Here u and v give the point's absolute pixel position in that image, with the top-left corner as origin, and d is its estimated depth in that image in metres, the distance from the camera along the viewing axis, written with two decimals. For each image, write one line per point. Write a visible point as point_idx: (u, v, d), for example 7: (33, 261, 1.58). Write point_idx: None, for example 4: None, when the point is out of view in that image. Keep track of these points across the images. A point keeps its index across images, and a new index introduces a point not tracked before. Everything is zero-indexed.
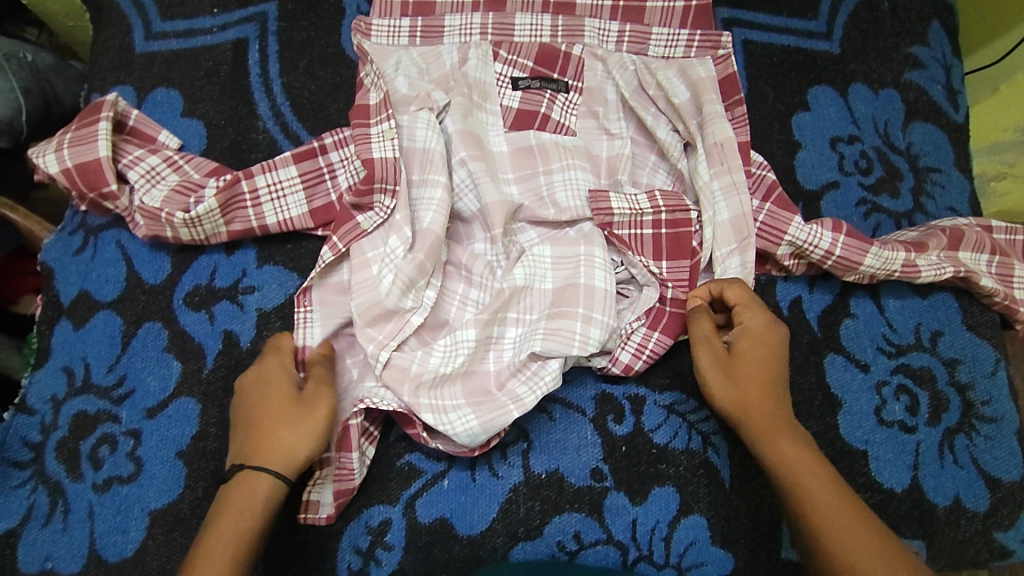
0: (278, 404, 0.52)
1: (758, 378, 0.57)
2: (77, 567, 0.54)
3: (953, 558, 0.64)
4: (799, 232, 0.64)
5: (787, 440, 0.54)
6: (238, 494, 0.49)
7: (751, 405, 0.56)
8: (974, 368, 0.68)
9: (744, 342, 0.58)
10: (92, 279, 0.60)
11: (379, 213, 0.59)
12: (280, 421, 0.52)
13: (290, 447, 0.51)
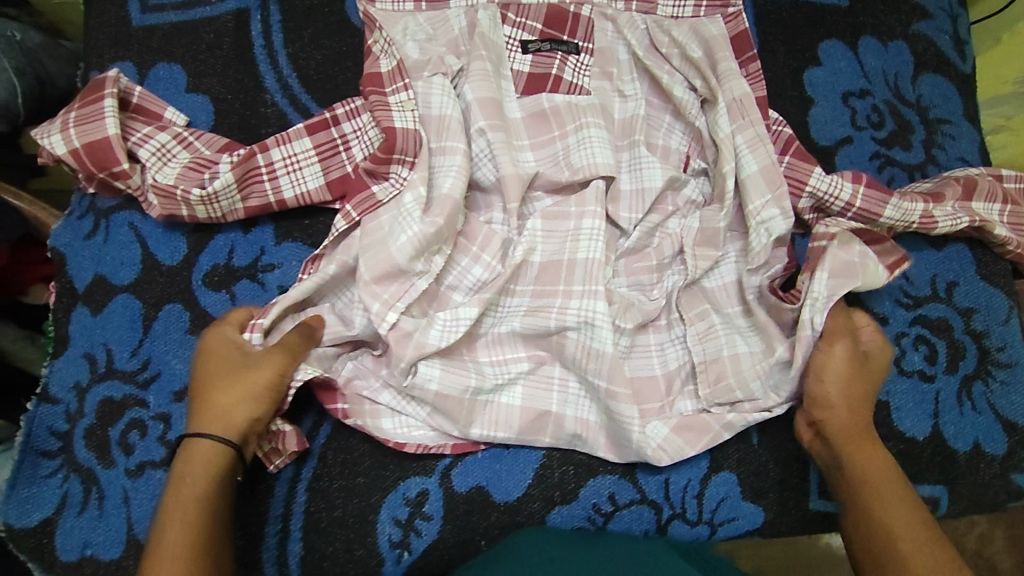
0: (220, 365, 0.53)
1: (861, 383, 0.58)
2: (116, 554, 0.53)
3: (973, 501, 0.66)
4: (819, 183, 0.64)
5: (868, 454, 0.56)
6: (184, 477, 0.49)
7: (841, 414, 0.57)
8: (988, 316, 0.70)
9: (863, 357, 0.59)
10: (107, 263, 0.59)
11: (394, 183, 0.58)
12: (224, 390, 0.52)
13: (234, 409, 0.51)
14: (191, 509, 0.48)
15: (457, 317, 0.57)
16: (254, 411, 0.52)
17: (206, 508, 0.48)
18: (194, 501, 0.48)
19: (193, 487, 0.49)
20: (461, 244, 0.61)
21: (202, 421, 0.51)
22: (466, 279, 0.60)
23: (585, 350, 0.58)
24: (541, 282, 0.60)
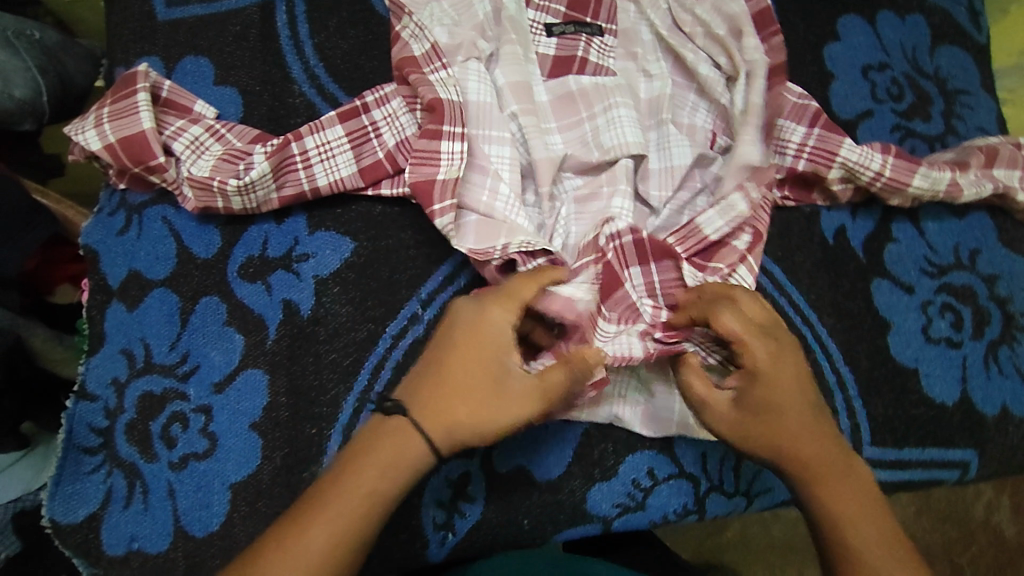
0: (481, 374, 0.49)
1: (798, 413, 0.52)
2: (164, 546, 0.53)
3: (1003, 464, 0.67)
4: (850, 154, 0.64)
5: (837, 482, 0.53)
6: (367, 465, 0.47)
7: (797, 453, 0.53)
8: (1012, 282, 0.70)
9: (765, 386, 0.52)
10: (141, 258, 0.58)
11: (450, 155, 0.58)
12: (461, 394, 0.48)
13: (464, 417, 0.48)
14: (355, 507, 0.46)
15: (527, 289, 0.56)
16: (502, 423, 0.49)
17: (375, 506, 0.47)
18: (365, 497, 0.47)
19: (370, 477, 0.47)
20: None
21: (422, 411, 0.48)
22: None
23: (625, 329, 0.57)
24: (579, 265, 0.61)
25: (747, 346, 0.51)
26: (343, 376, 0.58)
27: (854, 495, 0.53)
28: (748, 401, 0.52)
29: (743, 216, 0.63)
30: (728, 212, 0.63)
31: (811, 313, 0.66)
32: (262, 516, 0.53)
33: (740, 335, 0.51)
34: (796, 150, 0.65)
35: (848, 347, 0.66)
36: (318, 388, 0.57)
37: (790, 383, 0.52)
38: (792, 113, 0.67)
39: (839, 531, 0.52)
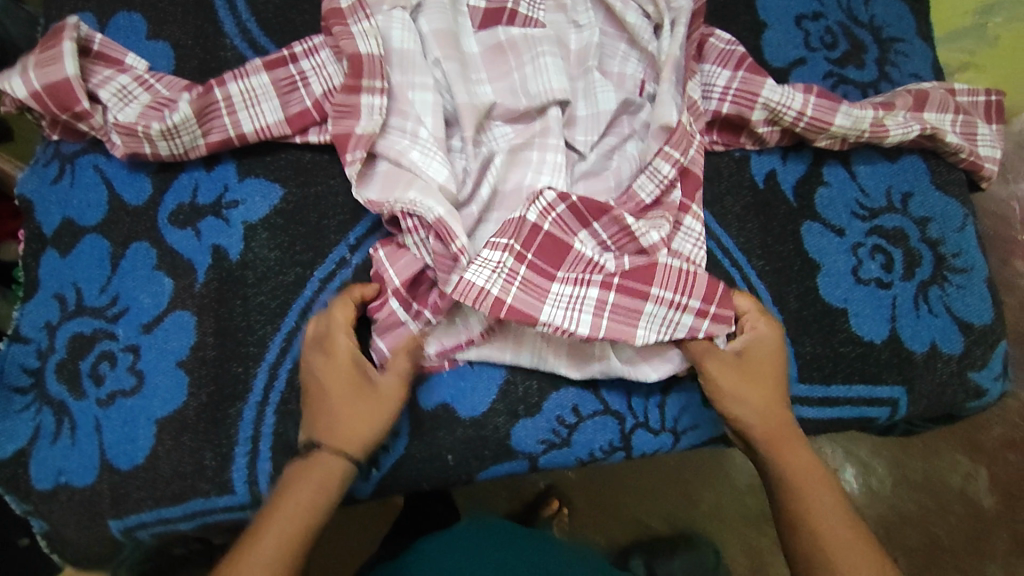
0: (343, 385, 0.55)
1: (771, 384, 0.60)
2: (91, 479, 0.55)
3: (932, 401, 0.68)
4: (771, 94, 0.65)
5: (798, 453, 0.59)
6: (301, 489, 0.52)
7: (763, 417, 0.59)
8: (944, 224, 0.71)
9: (749, 351, 0.60)
10: (73, 206, 0.59)
11: (372, 108, 0.59)
12: (344, 399, 0.55)
13: (357, 424, 0.54)
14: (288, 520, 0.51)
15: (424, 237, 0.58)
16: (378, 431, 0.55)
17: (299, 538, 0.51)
18: (303, 511, 0.51)
19: (299, 504, 0.52)
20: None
21: (324, 437, 0.54)
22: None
23: (577, 303, 0.57)
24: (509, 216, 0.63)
25: (758, 328, 0.61)
26: (270, 317, 0.60)
27: (813, 473, 0.58)
28: (732, 369, 0.59)
29: (670, 177, 0.63)
30: (655, 176, 0.63)
31: (741, 255, 0.67)
32: (188, 449, 0.56)
33: (747, 312, 0.61)
34: (720, 93, 0.67)
35: (778, 288, 0.67)
36: (245, 329, 0.59)
37: (770, 363, 0.60)
38: (719, 57, 0.69)
39: (792, 500, 0.57)
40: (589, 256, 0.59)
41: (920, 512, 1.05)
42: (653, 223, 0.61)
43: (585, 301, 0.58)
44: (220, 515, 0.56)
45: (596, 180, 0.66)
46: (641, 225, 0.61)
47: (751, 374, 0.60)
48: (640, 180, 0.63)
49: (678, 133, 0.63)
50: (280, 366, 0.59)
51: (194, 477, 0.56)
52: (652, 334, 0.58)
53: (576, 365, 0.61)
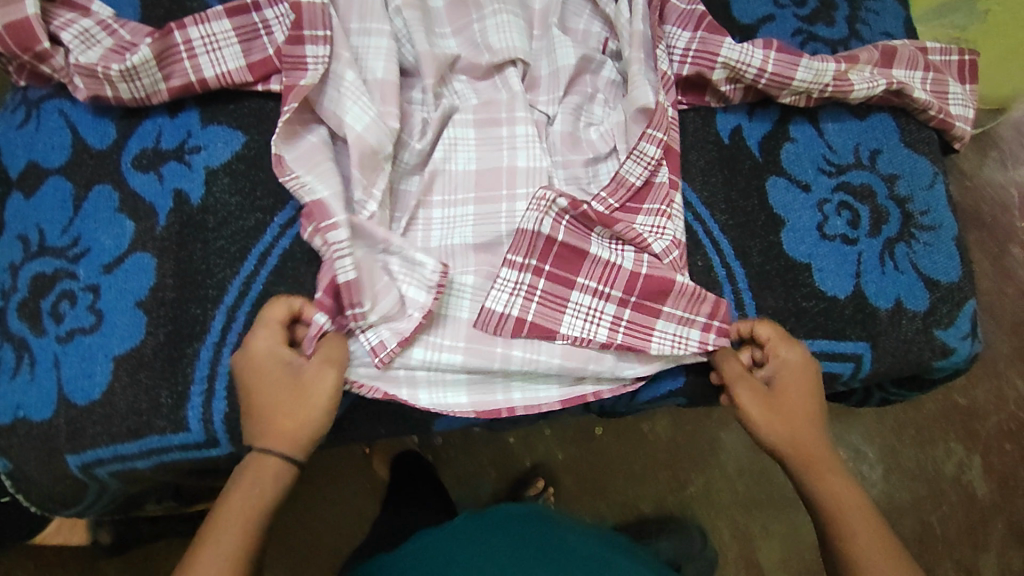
0: (278, 393, 0.54)
1: (811, 412, 0.61)
2: (49, 413, 0.56)
3: (897, 359, 0.67)
4: (730, 52, 0.65)
5: (838, 482, 0.59)
6: (241, 495, 0.53)
7: (802, 445, 0.60)
8: (912, 182, 0.70)
9: (780, 376, 0.61)
10: (38, 149, 0.60)
11: (318, 60, 0.59)
12: (276, 398, 0.54)
13: (290, 425, 0.54)
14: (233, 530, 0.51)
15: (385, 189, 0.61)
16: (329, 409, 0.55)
17: (252, 528, 0.52)
18: (248, 511, 0.52)
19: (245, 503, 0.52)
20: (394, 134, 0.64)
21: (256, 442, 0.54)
22: (399, 167, 0.64)
23: (595, 315, 0.61)
24: (480, 186, 0.64)
25: (780, 351, 0.61)
26: (230, 261, 0.60)
27: (853, 500, 0.58)
28: (764, 401, 0.60)
29: (656, 158, 0.63)
30: (642, 159, 0.63)
31: (704, 209, 0.67)
32: (145, 386, 0.57)
33: (772, 339, 0.61)
34: (682, 54, 0.67)
35: (741, 242, 0.67)
36: (205, 271, 0.60)
37: (810, 393, 0.61)
38: (679, 19, 0.68)
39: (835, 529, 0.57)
40: (606, 258, 0.61)
41: (911, 500, 1.17)
42: (648, 224, 0.63)
43: (604, 314, 0.61)
44: (177, 454, 0.57)
45: (574, 151, 0.66)
46: (644, 228, 0.63)
47: (786, 412, 0.60)
48: (631, 166, 0.63)
49: (657, 113, 0.62)
50: (238, 309, 0.59)
51: (149, 414, 0.56)
52: (664, 345, 0.61)
53: (568, 364, 0.60)
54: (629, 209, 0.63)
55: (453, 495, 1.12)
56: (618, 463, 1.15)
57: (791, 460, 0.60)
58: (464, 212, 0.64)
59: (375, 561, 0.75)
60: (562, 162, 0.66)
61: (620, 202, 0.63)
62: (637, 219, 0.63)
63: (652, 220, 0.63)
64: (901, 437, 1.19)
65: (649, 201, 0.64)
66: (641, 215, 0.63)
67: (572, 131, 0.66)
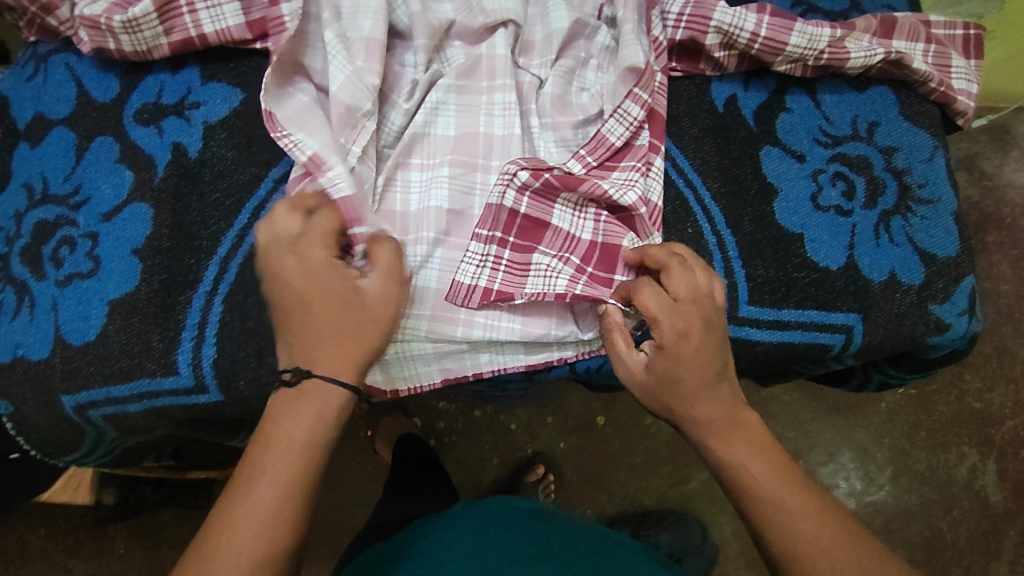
0: (346, 310, 0.53)
1: (706, 377, 0.56)
2: (45, 353, 0.58)
3: (890, 333, 0.66)
4: (723, 16, 0.65)
5: (741, 448, 0.56)
6: (293, 425, 0.52)
7: (697, 419, 0.56)
8: (911, 155, 0.70)
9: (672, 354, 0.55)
10: (45, 101, 0.63)
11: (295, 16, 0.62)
12: (337, 316, 0.53)
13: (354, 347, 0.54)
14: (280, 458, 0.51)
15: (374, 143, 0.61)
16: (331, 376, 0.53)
17: (298, 464, 0.51)
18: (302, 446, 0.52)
19: (298, 431, 0.52)
20: (384, 93, 0.65)
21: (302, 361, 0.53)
22: (385, 127, 0.64)
23: (553, 273, 0.61)
24: (457, 152, 0.64)
25: (660, 323, 0.55)
26: (224, 214, 0.61)
27: (757, 459, 0.55)
28: (652, 382, 0.56)
29: (639, 119, 0.64)
30: (624, 118, 0.63)
31: (696, 176, 0.67)
32: (137, 331, 0.58)
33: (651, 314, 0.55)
34: (675, 19, 0.66)
35: (733, 210, 0.67)
36: (200, 223, 0.61)
37: (697, 359, 0.55)
38: None
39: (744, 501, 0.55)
40: (566, 229, 0.63)
41: (920, 503, 1.15)
42: (623, 181, 0.63)
43: (563, 272, 0.61)
44: (167, 399, 0.59)
45: (562, 113, 0.66)
46: (617, 182, 0.62)
47: (675, 386, 0.56)
48: (614, 124, 0.63)
49: (645, 74, 0.63)
50: (231, 260, 0.60)
51: (141, 357, 0.58)
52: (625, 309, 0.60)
53: (528, 331, 0.61)
54: (604, 168, 0.64)
55: (454, 477, 1.13)
56: (617, 455, 1.15)
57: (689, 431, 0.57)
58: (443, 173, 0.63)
59: (379, 545, 0.76)
60: (551, 124, 0.66)
61: (598, 160, 0.63)
62: (611, 174, 0.63)
63: (625, 176, 0.63)
64: (912, 439, 1.16)
65: (628, 160, 0.64)
66: (617, 173, 0.63)
67: (561, 95, 0.66)
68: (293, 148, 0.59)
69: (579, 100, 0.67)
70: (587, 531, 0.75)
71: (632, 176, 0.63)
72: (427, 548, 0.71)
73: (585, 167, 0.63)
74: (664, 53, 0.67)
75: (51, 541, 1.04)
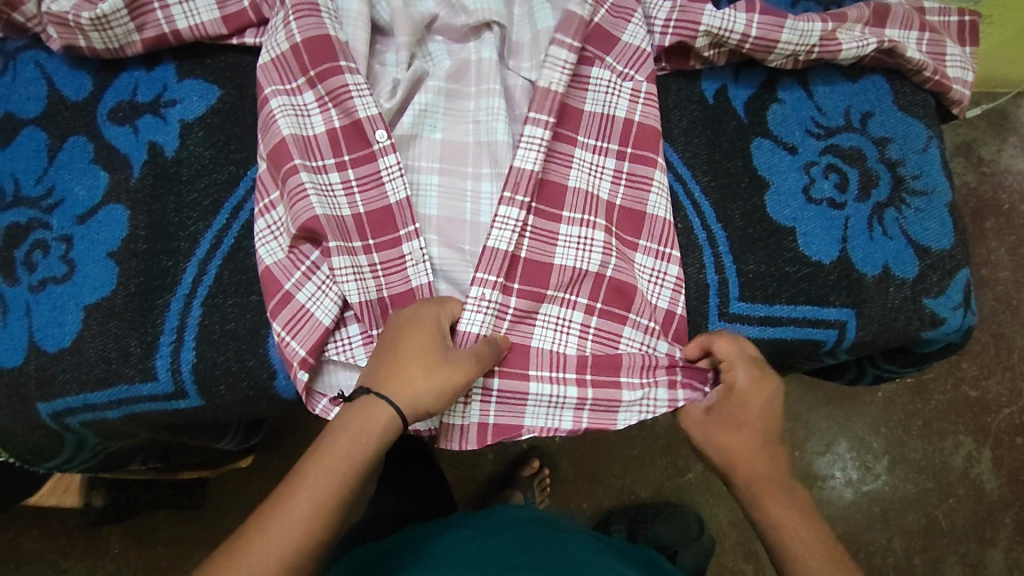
0: (425, 350, 0.54)
1: (761, 437, 0.57)
2: (19, 359, 0.56)
3: (884, 326, 0.65)
4: (712, 20, 0.63)
5: (780, 506, 0.55)
6: (338, 436, 0.51)
7: (742, 471, 0.57)
8: (905, 145, 0.68)
9: (728, 404, 0.58)
10: (14, 100, 0.61)
11: (278, 20, 0.61)
12: (417, 362, 0.53)
13: (408, 392, 0.53)
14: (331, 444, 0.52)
15: (329, 183, 0.59)
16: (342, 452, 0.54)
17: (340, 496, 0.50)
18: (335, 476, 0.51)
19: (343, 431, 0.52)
20: None
21: (381, 380, 0.53)
22: None
23: (560, 360, 0.61)
24: (446, 161, 0.64)
25: (734, 369, 0.58)
26: (202, 215, 0.60)
27: (794, 514, 0.55)
28: (728, 407, 0.58)
29: (595, 162, 0.64)
30: (533, 146, 0.61)
31: (686, 170, 0.66)
32: (114, 336, 0.56)
33: (725, 357, 0.58)
34: (661, 26, 0.65)
35: (723, 204, 0.65)
36: (177, 225, 0.59)
37: (759, 419, 0.58)
38: None
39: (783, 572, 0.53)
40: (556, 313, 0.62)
41: (917, 492, 1.14)
42: (503, 220, 0.60)
43: (568, 400, 0.60)
44: (147, 405, 0.58)
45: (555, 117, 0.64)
46: (569, 236, 0.62)
47: (732, 418, 0.58)
48: (590, 181, 0.64)
49: (549, 98, 0.61)
50: (209, 262, 0.59)
51: (118, 363, 0.56)
52: (633, 414, 0.61)
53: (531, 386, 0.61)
54: (547, 214, 0.63)
55: (446, 473, 1.12)
56: (612, 450, 1.14)
57: (735, 479, 0.57)
58: (429, 182, 0.63)
59: (371, 546, 0.71)
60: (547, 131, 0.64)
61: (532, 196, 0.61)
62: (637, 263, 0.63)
63: (577, 229, 0.63)
64: (908, 427, 1.16)
65: (573, 206, 0.63)
66: (567, 215, 0.63)
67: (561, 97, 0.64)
68: (307, 132, 0.60)
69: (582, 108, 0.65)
70: (581, 543, 0.71)
71: (592, 231, 0.63)
72: (419, 551, 0.68)
73: (523, 209, 0.61)
74: (649, 61, 0.65)
75: (44, 544, 1.03)
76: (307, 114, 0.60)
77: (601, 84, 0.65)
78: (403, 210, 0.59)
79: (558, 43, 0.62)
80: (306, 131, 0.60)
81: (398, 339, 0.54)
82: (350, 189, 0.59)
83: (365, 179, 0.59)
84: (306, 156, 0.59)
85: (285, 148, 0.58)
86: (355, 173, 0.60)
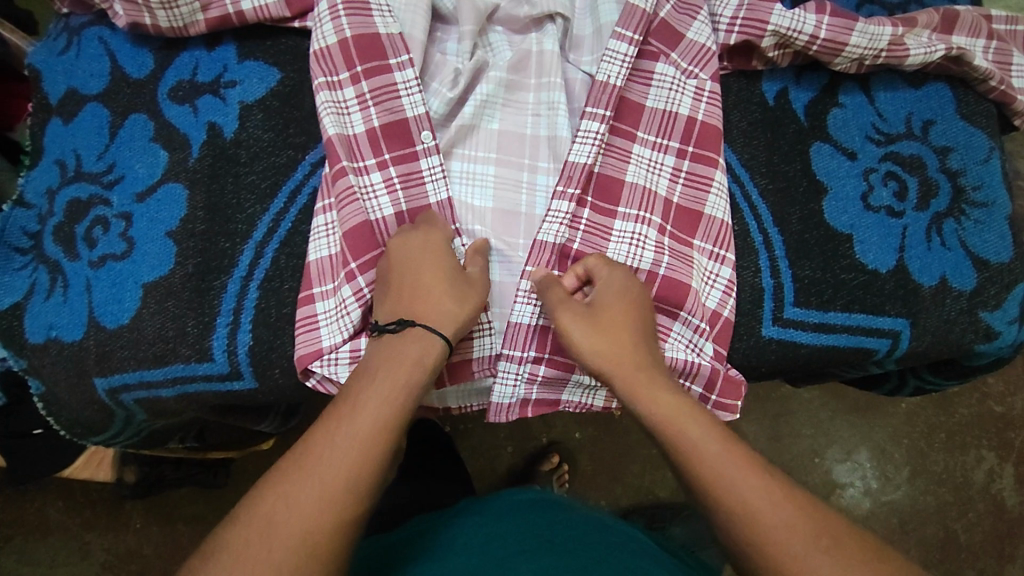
0: (439, 275, 0.55)
1: (623, 327, 0.55)
2: (78, 335, 0.57)
3: (937, 339, 0.64)
4: (782, 19, 0.62)
5: (660, 392, 0.53)
6: (376, 380, 0.51)
7: (621, 367, 0.54)
8: (966, 155, 0.67)
9: (602, 297, 0.56)
10: (77, 75, 0.61)
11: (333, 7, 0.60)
12: (436, 290, 0.55)
13: (445, 319, 0.54)
14: (334, 477, 0.46)
15: (371, 183, 0.59)
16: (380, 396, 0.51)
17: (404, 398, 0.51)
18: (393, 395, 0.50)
19: (390, 375, 0.51)
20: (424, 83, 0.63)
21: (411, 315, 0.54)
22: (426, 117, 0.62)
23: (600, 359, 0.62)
24: (503, 151, 0.63)
25: (603, 274, 0.57)
26: (260, 198, 0.60)
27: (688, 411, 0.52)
28: (595, 309, 0.55)
29: (656, 159, 0.64)
30: (586, 138, 0.60)
31: (743, 172, 0.65)
32: (171, 315, 0.57)
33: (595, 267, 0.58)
34: (727, 24, 0.64)
35: (780, 209, 0.64)
36: (235, 206, 0.59)
37: (619, 306, 0.55)
38: None
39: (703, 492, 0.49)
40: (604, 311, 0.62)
41: (937, 505, 1.13)
42: (552, 213, 0.60)
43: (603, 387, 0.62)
44: (200, 385, 0.58)
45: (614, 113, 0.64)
46: (622, 236, 0.62)
47: (596, 317, 0.55)
48: (648, 178, 0.63)
49: (596, 90, 0.61)
50: (266, 245, 0.59)
51: (175, 342, 0.57)
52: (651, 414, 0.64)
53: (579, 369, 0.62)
54: (602, 209, 0.62)
55: (467, 465, 1.12)
56: (633, 448, 1.14)
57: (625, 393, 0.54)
58: (484, 171, 0.63)
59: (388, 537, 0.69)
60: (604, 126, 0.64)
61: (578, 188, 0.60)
62: (694, 261, 0.62)
63: (631, 227, 0.62)
64: (931, 439, 1.15)
65: (626, 205, 0.62)
66: (619, 214, 0.62)
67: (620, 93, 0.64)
68: (346, 129, 0.59)
69: (643, 102, 0.64)
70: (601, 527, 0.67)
71: (645, 228, 0.62)
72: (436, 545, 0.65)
73: (574, 201, 0.60)
74: (712, 60, 0.65)
75: (69, 515, 1.04)
76: (347, 111, 0.60)
77: (665, 80, 0.64)
78: (445, 210, 0.60)
79: (618, 36, 0.62)
80: (346, 130, 0.59)
81: (409, 272, 0.55)
82: (392, 186, 0.59)
83: (405, 177, 0.59)
84: (348, 155, 0.59)
85: (331, 149, 0.58)
86: (395, 170, 0.59)
